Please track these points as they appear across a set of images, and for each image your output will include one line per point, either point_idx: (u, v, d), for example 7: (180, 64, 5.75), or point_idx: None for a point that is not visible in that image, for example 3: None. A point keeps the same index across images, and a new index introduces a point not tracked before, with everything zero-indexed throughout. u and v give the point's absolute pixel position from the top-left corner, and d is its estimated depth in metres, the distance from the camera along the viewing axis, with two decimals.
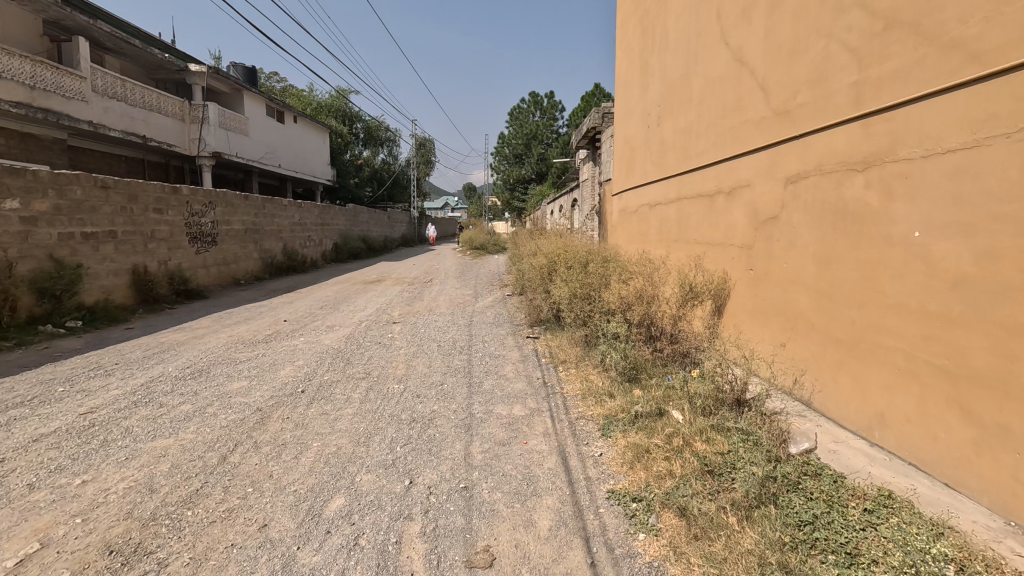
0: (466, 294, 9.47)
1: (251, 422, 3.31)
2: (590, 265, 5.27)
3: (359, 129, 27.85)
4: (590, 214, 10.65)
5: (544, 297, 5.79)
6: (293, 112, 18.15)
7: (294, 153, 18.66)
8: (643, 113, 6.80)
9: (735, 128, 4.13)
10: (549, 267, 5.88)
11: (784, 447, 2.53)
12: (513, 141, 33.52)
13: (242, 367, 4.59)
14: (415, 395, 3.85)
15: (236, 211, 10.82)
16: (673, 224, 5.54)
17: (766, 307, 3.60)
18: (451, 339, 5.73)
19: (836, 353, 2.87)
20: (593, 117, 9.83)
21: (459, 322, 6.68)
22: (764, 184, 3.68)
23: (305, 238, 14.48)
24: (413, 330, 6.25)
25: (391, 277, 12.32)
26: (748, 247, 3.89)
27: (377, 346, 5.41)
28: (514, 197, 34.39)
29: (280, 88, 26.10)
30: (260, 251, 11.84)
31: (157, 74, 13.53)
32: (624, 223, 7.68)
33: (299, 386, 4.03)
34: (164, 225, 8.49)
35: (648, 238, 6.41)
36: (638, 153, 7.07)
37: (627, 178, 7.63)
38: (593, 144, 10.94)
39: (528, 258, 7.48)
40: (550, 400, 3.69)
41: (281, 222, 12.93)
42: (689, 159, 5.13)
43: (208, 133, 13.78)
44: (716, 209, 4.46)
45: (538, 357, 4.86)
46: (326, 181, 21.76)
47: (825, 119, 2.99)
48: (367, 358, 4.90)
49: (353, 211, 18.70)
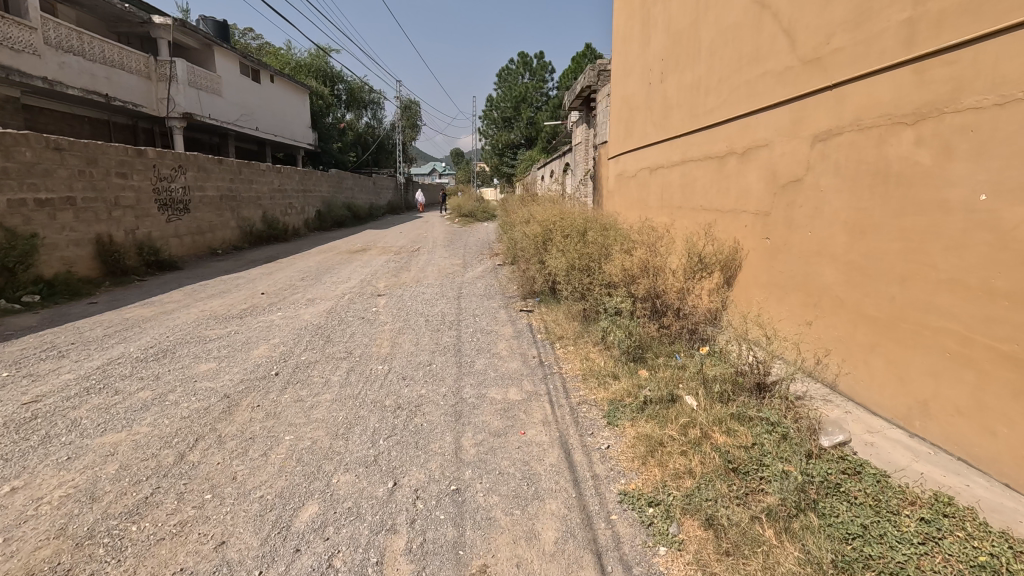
0: (455, 263, 9.08)
1: (216, 412, 2.97)
2: (588, 233, 4.90)
3: (341, 90, 26.62)
4: (584, 179, 10.19)
5: (539, 268, 5.43)
6: (270, 70, 17.14)
7: (272, 115, 17.73)
8: (644, 69, 6.30)
9: (752, 80, 3.71)
10: (543, 236, 5.50)
11: (816, 440, 2.26)
12: (501, 103, 32.41)
13: (211, 346, 4.21)
14: (401, 377, 3.52)
15: (209, 177, 10.18)
16: (677, 189, 5.16)
17: (784, 280, 3.29)
18: (440, 313, 5.38)
19: (868, 333, 2.58)
20: (588, 75, 9.22)
21: (448, 294, 6.31)
22: (785, 143, 3.30)
23: (286, 205, 13.85)
24: (400, 303, 5.87)
25: (378, 246, 11.84)
26: (764, 214, 3.55)
27: (361, 321, 5.04)
28: (503, 162, 33.51)
29: (256, 46, 24.69)
30: (238, 219, 11.26)
31: (118, 26, 12.53)
32: (622, 188, 7.26)
33: (273, 368, 3.67)
34: (129, 191, 7.91)
35: (649, 205, 6.03)
36: (638, 113, 6.60)
37: (625, 141, 7.18)
38: (587, 104, 10.38)
39: (521, 226, 7.07)
40: (548, 382, 3.39)
41: (259, 188, 12.29)
42: (697, 117, 4.71)
43: (177, 92, 12.90)
44: (727, 172, 4.09)
45: (533, 332, 4.54)
46: (307, 145, 20.85)
47: (866, 66, 2.60)
48: (348, 336, 4.54)
49: (336, 177, 17.97)
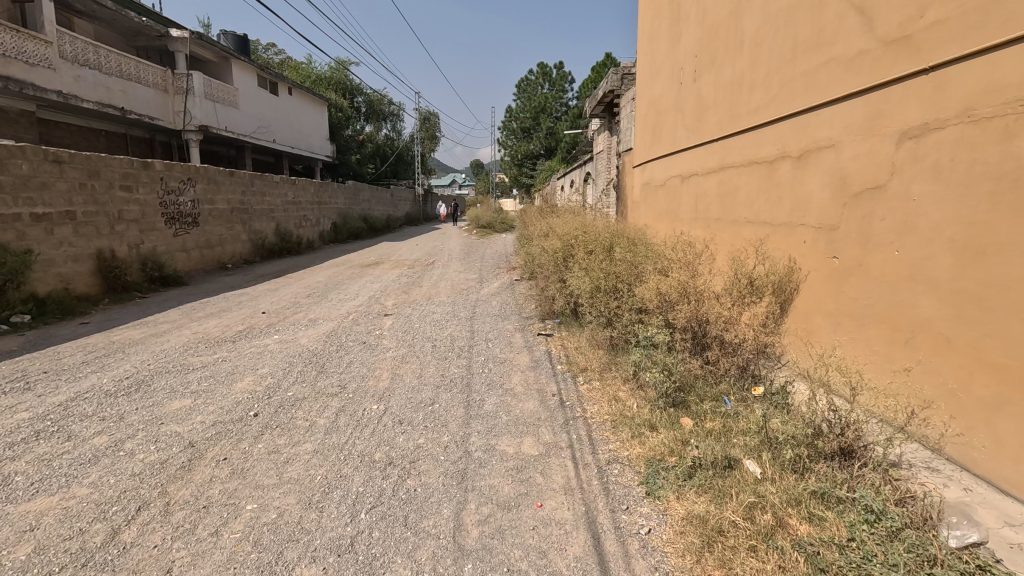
0: (469, 278, 8.59)
1: (173, 467, 2.49)
2: (614, 248, 4.36)
3: (360, 102, 26.66)
4: (607, 189, 9.64)
5: (559, 287, 4.90)
6: (288, 83, 17.10)
7: (290, 127, 17.67)
8: (673, 68, 5.77)
9: (811, 71, 3.14)
10: (564, 252, 4.97)
11: (938, 539, 1.67)
12: (520, 114, 32.14)
13: (192, 377, 3.76)
14: (397, 421, 3.01)
15: (220, 190, 9.96)
16: (714, 198, 4.59)
17: (860, 309, 2.70)
18: (449, 337, 4.87)
19: (990, 386, 1.98)
20: (610, 79, 8.71)
21: (460, 314, 5.80)
22: (859, 143, 2.72)
23: (300, 217, 13.62)
24: (406, 325, 5.39)
25: (391, 260, 11.45)
26: (829, 228, 2.97)
27: (361, 347, 4.56)
28: (522, 173, 33.16)
29: (277, 61, 24.87)
30: (250, 232, 11.01)
31: (137, 40, 12.55)
32: (649, 198, 6.70)
33: (252, 407, 3.20)
34: (134, 205, 7.66)
35: (680, 217, 5.47)
36: (666, 116, 6.05)
37: (653, 147, 6.63)
38: (609, 110, 9.86)
39: (538, 239, 6.57)
40: (570, 430, 2.84)
41: (272, 200, 12.06)
42: (738, 117, 4.15)
43: (193, 104, 12.82)
44: (779, 178, 3.51)
45: (553, 364, 3.99)
46: (326, 156, 20.77)
47: (981, 40, 2.02)
48: (345, 365, 4.06)
49: (353, 189, 17.79)
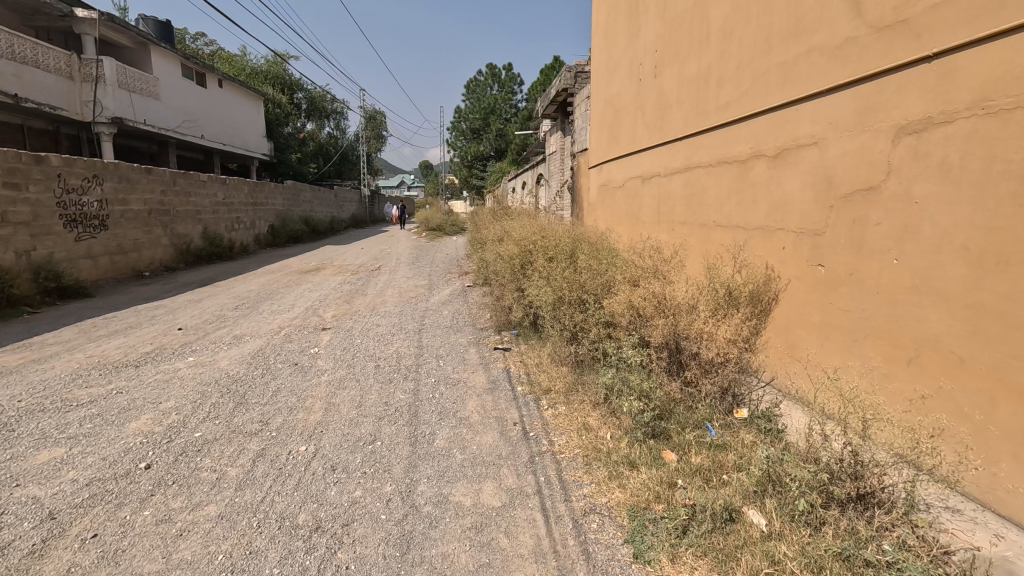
0: (419, 285, 8.06)
1: (17, 553, 1.88)
2: (576, 255, 4.01)
3: (300, 99, 25.33)
4: (561, 191, 9.36)
5: (517, 297, 4.50)
6: (218, 74, 15.85)
7: (221, 122, 16.39)
8: (632, 64, 5.52)
9: (789, 62, 2.90)
10: (521, 258, 4.58)
11: None
12: (470, 115, 31.64)
13: (72, 417, 3.07)
14: (330, 467, 2.51)
15: (135, 189, 8.90)
16: (680, 200, 4.34)
17: (853, 323, 2.46)
18: (395, 354, 4.37)
19: (1016, 414, 1.74)
20: (563, 77, 8.43)
21: (408, 327, 5.28)
22: (849, 140, 2.48)
23: (232, 219, 12.55)
24: (346, 341, 4.81)
25: (333, 265, 10.70)
26: (813, 233, 2.73)
27: (292, 370, 3.97)
28: (472, 174, 32.66)
29: (207, 52, 23.17)
30: (172, 236, 9.96)
31: (35, 20, 11.14)
32: (607, 200, 6.46)
33: (145, 456, 2.58)
34: (23, 205, 6.61)
35: (642, 220, 5.21)
36: (625, 114, 5.80)
37: (610, 147, 6.38)
38: (562, 110, 9.59)
39: (493, 243, 6.16)
40: (537, 471, 2.44)
41: (199, 201, 10.99)
42: (706, 114, 3.90)
43: (104, 94, 11.52)
44: (753, 180, 3.28)
45: (513, 385, 3.58)
46: (262, 154, 19.48)
47: (997, 22, 1.79)
48: (271, 393, 3.48)
49: (293, 189, 16.73)
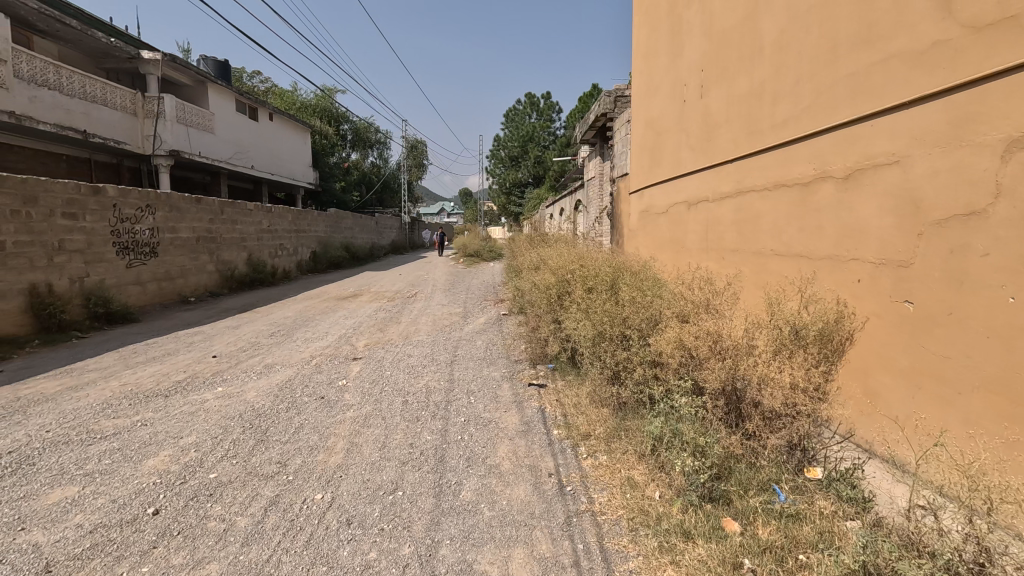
0: (454, 313, 7.91)
1: None
2: (618, 285, 3.73)
3: (346, 130, 26.33)
4: (600, 216, 9.09)
5: (554, 330, 4.22)
6: (269, 108, 16.62)
7: (270, 153, 17.10)
8: (675, 85, 5.29)
9: (860, 73, 2.59)
10: (558, 289, 4.32)
11: None
12: (508, 143, 32.05)
13: (92, 451, 2.98)
14: (346, 521, 2.28)
15: (184, 217, 9.24)
16: (731, 226, 4.02)
17: (952, 371, 2.08)
18: (425, 388, 4.16)
19: None
20: (602, 102, 8.27)
21: (440, 359, 5.07)
22: (940, 157, 2.14)
23: (276, 246, 12.90)
24: (376, 373, 4.64)
25: (370, 291, 10.73)
26: (896, 265, 2.37)
27: (317, 404, 3.80)
28: (510, 201, 32.86)
29: (261, 88, 24.50)
30: (217, 263, 10.25)
31: (106, 62, 12.00)
32: (649, 226, 6.16)
33: (155, 500, 2.43)
34: (79, 233, 6.91)
35: (688, 247, 4.89)
36: (668, 137, 5.54)
37: (652, 172, 6.11)
38: (601, 135, 9.40)
39: (529, 271, 5.94)
40: (577, 537, 2.12)
41: (244, 228, 11.34)
42: (759, 133, 3.60)
43: (163, 128, 12.20)
44: (817, 204, 2.94)
45: (548, 428, 3.28)
46: (308, 183, 20.18)
47: None
48: (294, 429, 3.32)
49: (336, 217, 17.17)
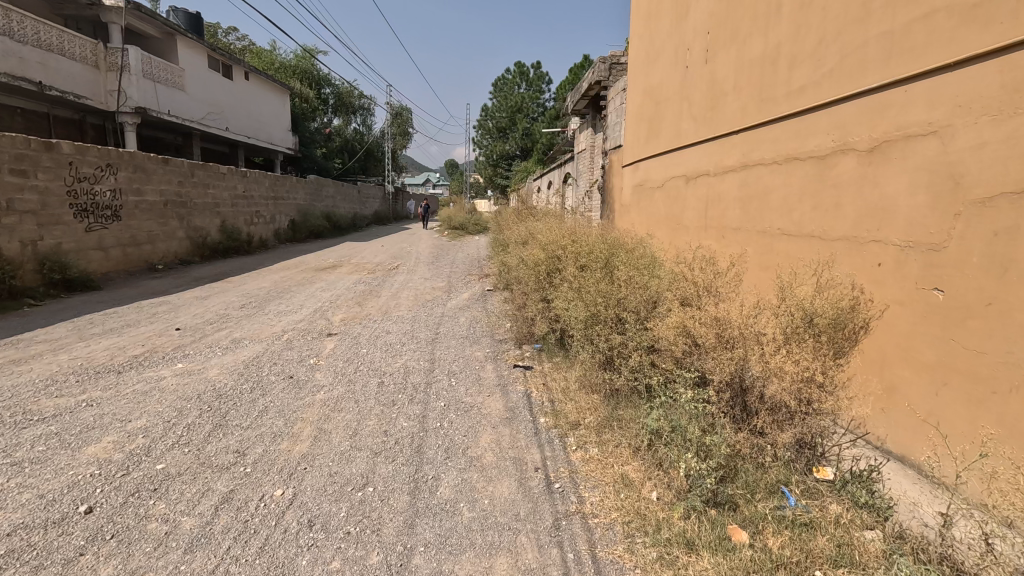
0: (437, 287, 7.60)
1: None
2: (612, 263, 3.47)
3: (328, 94, 25.28)
4: (590, 190, 8.77)
5: (542, 309, 3.96)
6: (245, 66, 15.72)
7: (247, 115, 16.27)
8: (678, 49, 4.94)
9: (897, 32, 2.31)
10: (548, 266, 4.05)
11: None
12: (496, 113, 31.18)
13: (25, 436, 2.66)
14: (307, 523, 2.02)
15: (151, 179, 8.68)
16: (735, 202, 3.76)
17: (988, 369, 1.88)
18: (403, 369, 3.89)
19: None
20: (597, 69, 7.86)
21: (420, 337, 4.79)
22: (989, 127, 1.90)
23: (252, 213, 12.34)
24: (351, 350, 4.35)
25: (350, 263, 10.33)
26: (927, 249, 2.14)
27: (285, 384, 3.51)
28: (497, 173, 32.18)
29: (238, 46, 23.25)
30: (188, 229, 9.74)
31: (64, 8, 11.10)
32: (643, 201, 5.88)
33: (88, 496, 2.14)
34: (31, 193, 6.39)
35: (685, 223, 4.63)
36: (668, 106, 5.22)
37: (648, 143, 5.80)
38: (594, 105, 8.99)
39: (516, 245, 5.64)
40: (567, 545, 1.90)
41: (217, 193, 10.77)
42: (772, 102, 3.32)
43: (128, 83, 11.41)
44: (834, 180, 2.70)
45: (534, 416, 3.05)
46: (287, 149, 19.36)
47: None
48: (257, 413, 3.03)
49: (316, 185, 16.53)
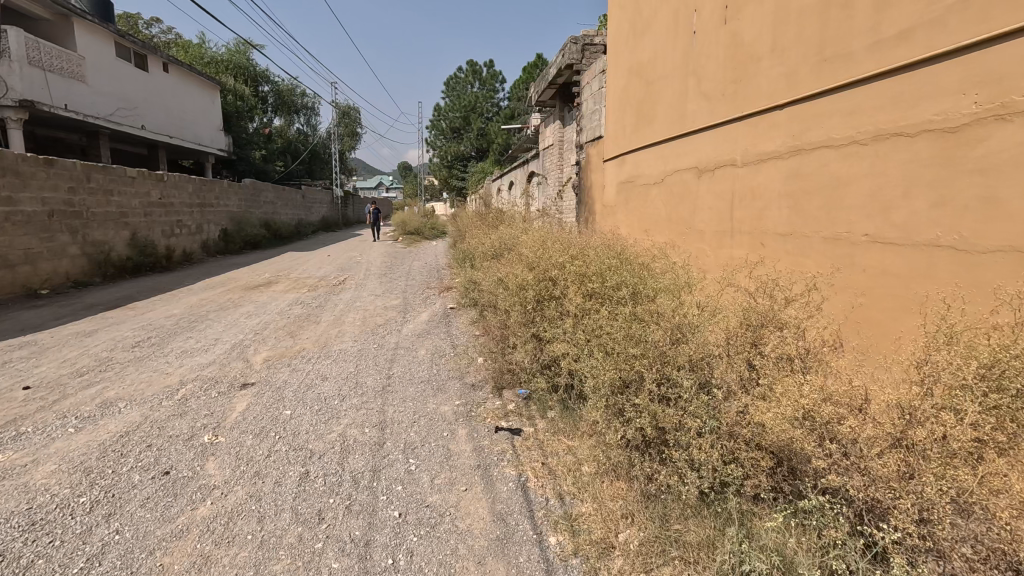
0: (389, 307, 6.42)
1: None
2: (634, 292, 2.48)
3: (266, 92, 23.36)
4: (563, 190, 7.82)
5: (533, 351, 2.91)
6: (164, 56, 13.92)
7: (168, 112, 14.43)
8: (678, 14, 4.05)
9: None
10: (539, 292, 2.99)
11: None
12: (449, 113, 29.99)
13: None
14: None
15: (27, 185, 7.04)
16: (781, 200, 2.85)
17: None
18: (340, 444, 2.75)
19: None
20: (567, 51, 6.88)
21: (367, 384, 3.63)
22: None
23: (173, 223, 10.70)
24: (270, 413, 3.15)
25: (289, 278, 8.96)
26: None
27: (153, 490, 2.28)
28: (452, 175, 30.93)
29: (161, 39, 21.07)
30: (84, 244, 8.09)
31: None
32: (634, 201, 4.96)
33: None
34: None
35: (699, 226, 3.72)
36: (665, 86, 4.31)
37: (639, 132, 4.89)
38: (562, 95, 8.03)
39: (488, 259, 4.57)
40: None
41: (124, 200, 9.13)
42: (842, 59, 2.41)
43: (9, 71, 9.57)
44: (982, 162, 1.81)
45: (541, 531, 2.01)
46: (220, 150, 17.50)
47: None
48: (82, 565, 1.81)
49: (253, 189, 14.88)
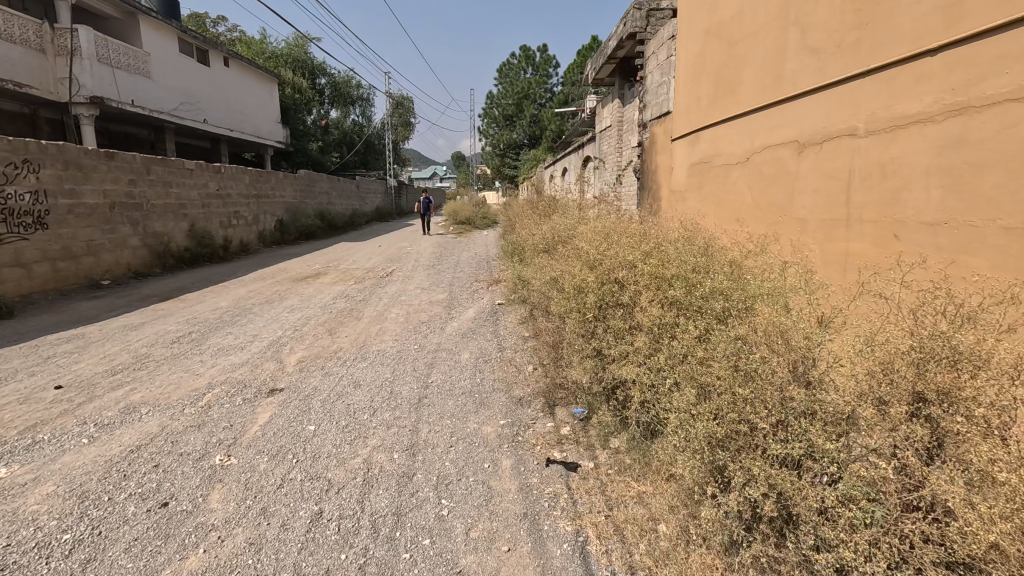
0: (434, 302, 6.04)
1: None
2: (731, 305, 1.90)
3: (323, 84, 23.73)
4: (622, 175, 7.12)
5: (593, 370, 2.36)
6: (224, 51, 14.22)
7: (228, 105, 14.78)
8: None
9: None
10: (601, 297, 2.43)
11: None
12: (501, 101, 29.44)
13: None
14: None
15: (89, 178, 7.18)
16: (930, 178, 2.14)
17: None
18: (362, 474, 2.33)
19: None
20: (630, 18, 6.16)
21: (401, 396, 3.21)
22: None
23: (230, 214, 10.87)
24: (291, 429, 2.78)
25: (337, 269, 8.81)
26: None
27: (143, 529, 1.94)
28: (504, 164, 30.44)
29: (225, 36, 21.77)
30: (144, 235, 8.26)
31: None
32: (711, 184, 4.27)
33: None
34: None
35: (799, 214, 3.03)
36: (756, 44, 3.58)
37: (717, 103, 4.18)
38: (622, 69, 7.30)
39: (539, 253, 4.04)
40: None
41: (183, 192, 9.29)
42: None
43: (80, 68, 9.94)
44: None
45: None
46: (279, 142, 17.88)
47: None
48: None
49: (308, 180, 15.05)
